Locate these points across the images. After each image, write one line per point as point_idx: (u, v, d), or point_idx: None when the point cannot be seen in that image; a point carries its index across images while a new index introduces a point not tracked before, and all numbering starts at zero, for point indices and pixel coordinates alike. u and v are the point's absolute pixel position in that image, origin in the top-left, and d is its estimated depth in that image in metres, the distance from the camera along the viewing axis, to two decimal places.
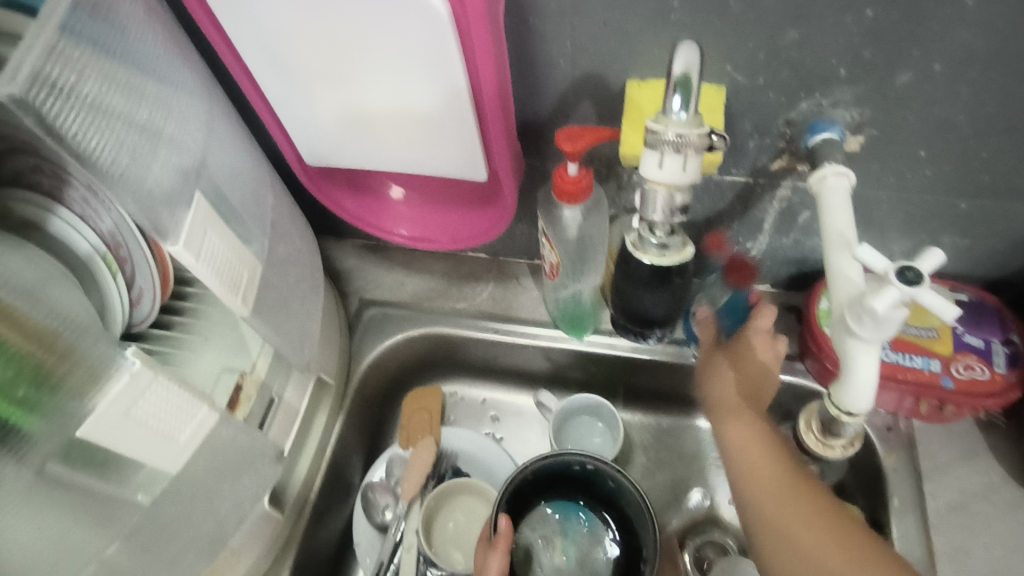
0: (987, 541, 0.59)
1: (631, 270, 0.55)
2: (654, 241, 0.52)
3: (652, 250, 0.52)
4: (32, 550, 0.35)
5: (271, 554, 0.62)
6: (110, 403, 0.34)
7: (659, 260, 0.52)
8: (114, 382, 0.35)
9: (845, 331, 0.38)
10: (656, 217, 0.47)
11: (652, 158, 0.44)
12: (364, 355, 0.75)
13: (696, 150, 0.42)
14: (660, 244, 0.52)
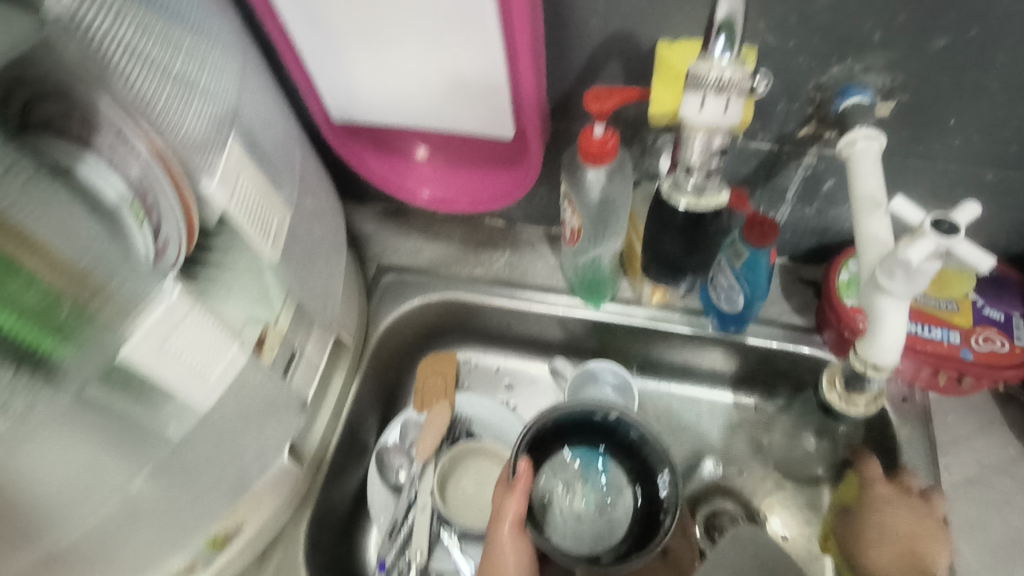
0: (1003, 513, 0.59)
1: (665, 215, 0.58)
2: (689, 186, 0.50)
3: (687, 195, 0.51)
4: (61, 471, 0.38)
5: (289, 507, 0.63)
6: (149, 330, 0.35)
7: (695, 204, 0.51)
8: (149, 312, 0.36)
9: (875, 286, 0.38)
10: (693, 160, 0.48)
11: (694, 101, 0.44)
12: (382, 319, 0.76)
13: (739, 92, 0.43)
14: (696, 188, 0.50)
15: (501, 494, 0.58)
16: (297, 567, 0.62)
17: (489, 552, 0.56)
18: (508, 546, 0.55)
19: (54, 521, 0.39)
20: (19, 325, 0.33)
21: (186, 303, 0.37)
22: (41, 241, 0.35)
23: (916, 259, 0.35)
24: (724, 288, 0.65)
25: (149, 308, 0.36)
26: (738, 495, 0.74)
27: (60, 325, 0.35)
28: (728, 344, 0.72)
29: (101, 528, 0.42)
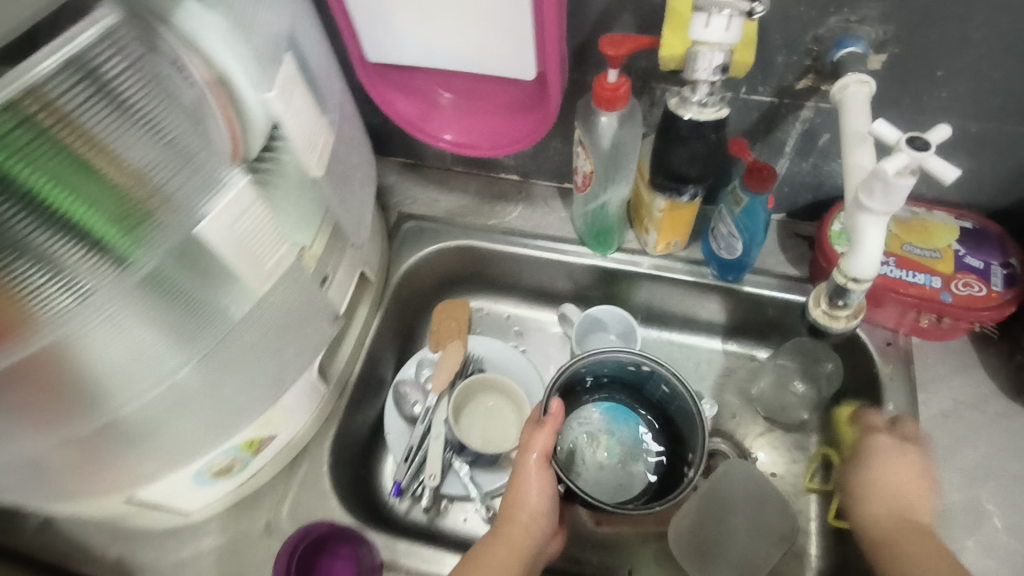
0: (976, 443, 0.64)
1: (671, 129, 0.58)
2: (695, 100, 0.56)
3: (692, 108, 0.56)
4: (118, 356, 0.42)
5: (315, 423, 0.69)
6: (222, 210, 0.41)
7: (698, 116, 0.56)
8: (221, 195, 0.41)
9: (857, 206, 0.43)
10: (699, 75, 0.52)
11: (700, 19, 0.49)
12: (402, 262, 0.81)
13: (740, 13, 0.49)
14: (700, 103, 0.56)
15: (529, 430, 0.63)
16: (323, 478, 0.68)
17: (518, 483, 0.61)
18: (538, 479, 0.61)
19: (108, 400, 0.44)
20: (89, 215, 0.36)
21: (250, 191, 0.42)
22: (114, 149, 0.37)
23: (894, 172, 0.39)
24: (724, 236, 0.70)
25: (222, 193, 0.41)
26: (731, 435, 0.79)
27: (126, 219, 0.38)
28: (726, 292, 0.77)
29: (156, 406, 0.47)
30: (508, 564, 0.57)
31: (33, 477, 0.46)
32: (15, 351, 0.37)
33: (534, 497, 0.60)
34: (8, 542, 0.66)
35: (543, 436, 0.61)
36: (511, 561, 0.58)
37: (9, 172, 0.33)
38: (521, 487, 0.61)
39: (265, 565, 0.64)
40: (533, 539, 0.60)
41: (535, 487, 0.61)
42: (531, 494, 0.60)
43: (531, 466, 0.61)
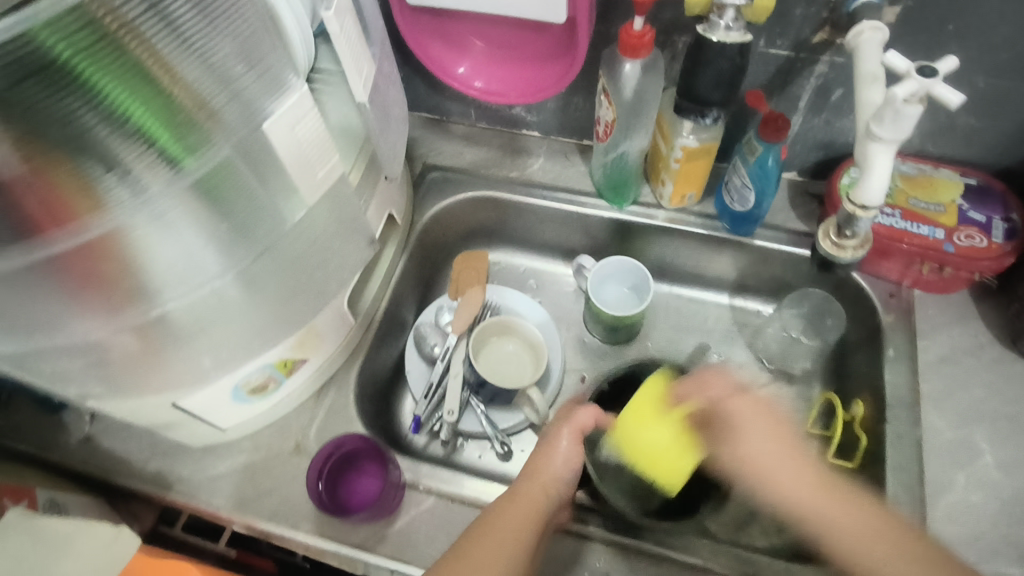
0: (970, 388, 0.68)
1: (701, 58, 0.59)
2: (722, 23, 0.57)
3: (719, 32, 0.57)
4: (166, 258, 0.45)
5: (343, 353, 0.72)
6: (288, 109, 0.45)
7: (725, 39, 0.57)
8: (287, 96, 0.45)
9: (868, 136, 0.47)
10: None
11: None
12: (426, 210, 0.84)
13: None
14: (727, 26, 0.57)
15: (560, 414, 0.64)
16: (349, 405, 0.72)
17: (542, 453, 0.61)
18: (562, 445, 0.61)
19: (156, 298, 0.47)
20: (143, 114, 0.39)
21: (311, 99, 0.47)
22: (167, 62, 0.38)
23: (904, 98, 0.44)
24: (737, 188, 0.73)
25: (285, 95, 0.45)
26: None
27: (178, 125, 0.41)
28: (737, 246, 0.80)
29: (205, 308, 0.50)
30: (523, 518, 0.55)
31: (99, 367, 0.50)
32: (73, 235, 0.40)
33: (554, 461, 0.60)
34: (53, 455, 0.70)
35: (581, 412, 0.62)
36: (525, 514, 0.55)
37: (74, 67, 0.35)
38: (546, 452, 0.61)
39: (294, 481, 0.67)
40: (549, 498, 0.58)
41: (557, 453, 0.61)
42: (553, 461, 0.60)
43: (556, 437, 0.61)
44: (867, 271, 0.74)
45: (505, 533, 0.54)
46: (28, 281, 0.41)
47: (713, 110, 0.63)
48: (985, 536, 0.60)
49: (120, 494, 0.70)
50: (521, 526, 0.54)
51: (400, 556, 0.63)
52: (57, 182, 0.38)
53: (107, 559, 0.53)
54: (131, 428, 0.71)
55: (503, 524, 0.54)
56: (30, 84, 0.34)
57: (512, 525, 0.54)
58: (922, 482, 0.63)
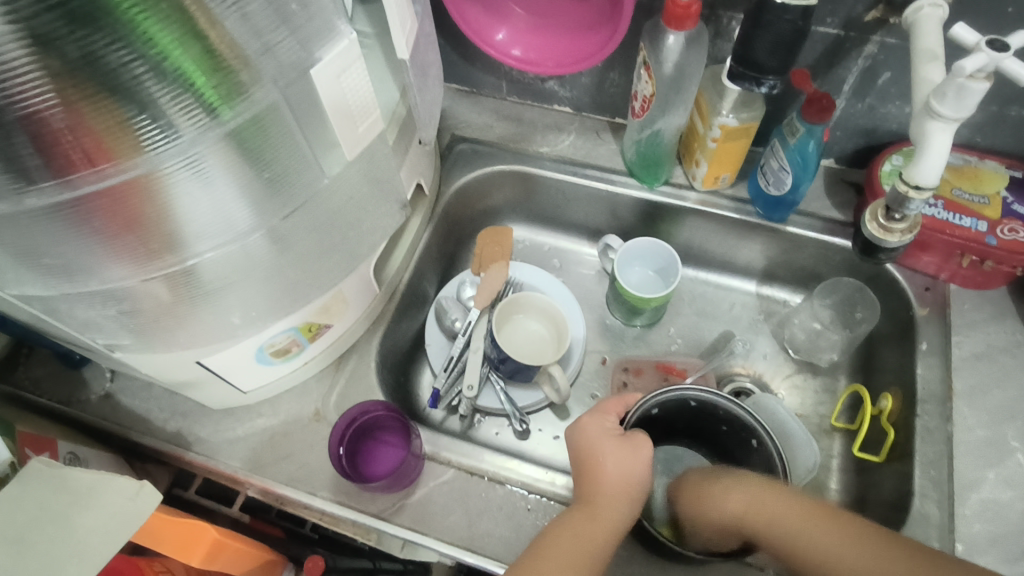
0: (1005, 385, 0.66)
1: (758, 25, 0.55)
2: None
3: None
4: (198, 209, 0.44)
5: (366, 321, 0.71)
6: (336, 56, 0.43)
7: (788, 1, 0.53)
8: (337, 42, 0.44)
9: (928, 113, 0.45)
10: None
11: None
12: (453, 182, 0.83)
13: None
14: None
15: (601, 427, 0.58)
16: (370, 374, 0.71)
17: (602, 463, 0.56)
18: (628, 453, 0.56)
19: (187, 248, 0.46)
20: (182, 57, 0.37)
21: (359, 47, 0.45)
22: (205, 4, 0.37)
23: (970, 73, 0.42)
24: (774, 170, 0.71)
25: (335, 40, 0.44)
26: (760, 374, 0.81)
27: (216, 72, 0.39)
28: (769, 232, 0.78)
29: (233, 264, 0.49)
30: (592, 527, 0.53)
31: (125, 318, 0.49)
32: (108, 174, 0.39)
33: (623, 469, 0.55)
34: (73, 409, 0.70)
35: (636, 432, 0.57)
36: (594, 528, 0.53)
37: (112, 2, 0.34)
38: (597, 458, 0.56)
39: (311, 448, 0.67)
40: (621, 508, 0.54)
41: (626, 465, 0.55)
42: (617, 472, 0.55)
43: (615, 447, 0.56)
44: (902, 264, 0.72)
45: (572, 546, 0.52)
46: (64, 221, 0.40)
47: (767, 79, 0.59)
48: (1014, 535, 0.59)
49: (137, 453, 0.70)
50: (592, 540, 0.52)
51: (416, 526, 0.62)
52: (92, 122, 0.37)
53: (124, 515, 0.49)
54: (152, 387, 0.71)
55: (565, 536, 0.52)
56: (67, 16, 0.33)
57: (579, 538, 0.52)
58: (951, 478, 0.61)
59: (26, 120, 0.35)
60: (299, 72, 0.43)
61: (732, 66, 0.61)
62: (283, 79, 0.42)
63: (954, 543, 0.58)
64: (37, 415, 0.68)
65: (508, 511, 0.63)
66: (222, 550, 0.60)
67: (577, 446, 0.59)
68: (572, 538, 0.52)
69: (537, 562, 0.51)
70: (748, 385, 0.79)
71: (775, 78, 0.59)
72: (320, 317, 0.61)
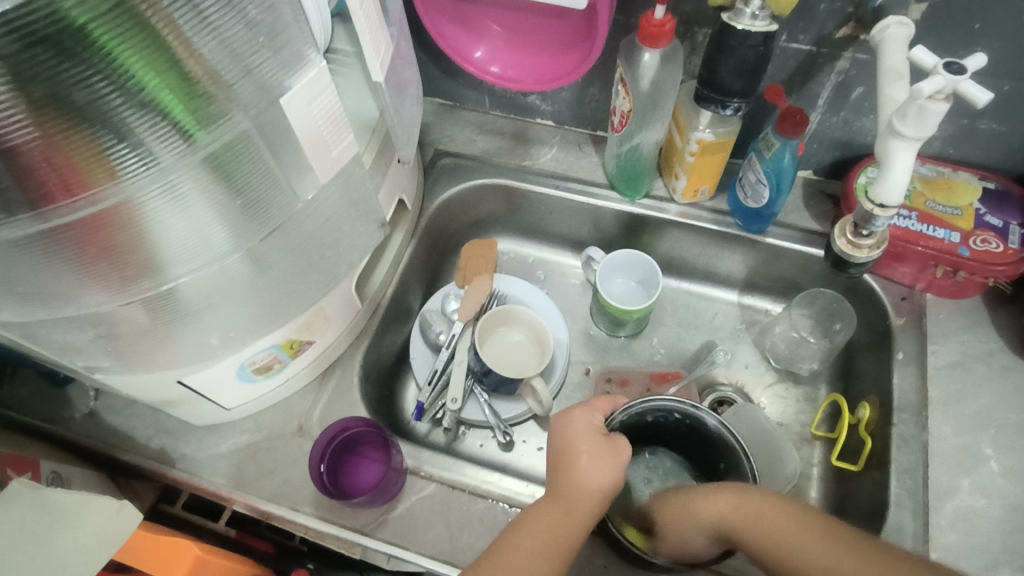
0: (979, 393, 0.67)
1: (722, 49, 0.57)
2: (748, 11, 0.55)
3: (744, 20, 0.55)
4: (175, 232, 0.44)
5: (349, 335, 0.72)
6: (304, 85, 0.44)
7: (750, 29, 0.55)
8: (309, 71, 0.45)
9: (890, 132, 0.46)
10: None
11: None
12: (436, 196, 0.83)
13: None
14: (752, 14, 0.55)
15: (585, 423, 0.60)
16: (353, 388, 0.71)
17: (577, 459, 0.57)
18: (604, 454, 0.57)
19: (166, 270, 0.46)
20: (157, 85, 0.38)
21: (329, 75, 0.46)
22: (183, 32, 0.38)
23: (929, 95, 0.42)
24: (752, 183, 0.72)
25: (304, 69, 0.44)
26: (741, 384, 0.81)
27: (192, 99, 0.40)
28: (748, 243, 0.79)
29: (212, 287, 0.50)
30: (563, 524, 0.54)
31: (105, 340, 0.50)
32: (82, 205, 0.40)
33: (595, 474, 0.56)
34: (57, 427, 0.70)
35: (619, 437, 0.58)
36: (564, 525, 0.54)
37: (87, 35, 0.34)
38: (573, 453, 0.57)
39: (294, 463, 0.67)
40: (591, 508, 0.55)
41: (602, 465, 0.56)
42: (589, 468, 0.56)
43: (596, 446, 0.57)
44: (878, 274, 0.73)
45: (541, 540, 0.53)
46: (42, 249, 0.41)
47: (732, 100, 0.61)
48: (990, 543, 0.59)
49: (123, 470, 0.70)
50: (563, 534, 0.53)
51: (399, 541, 0.63)
52: (69, 153, 0.37)
53: (105, 535, 0.50)
54: (135, 404, 0.71)
55: (537, 530, 0.54)
56: (47, 49, 0.34)
57: (550, 532, 0.53)
58: (926, 487, 0.62)
59: (5, 152, 0.35)
60: (271, 100, 0.43)
61: (699, 89, 0.63)
62: (254, 108, 0.43)
63: (929, 552, 0.59)
64: (21, 434, 0.69)
65: (489, 525, 0.64)
66: (205, 566, 0.58)
67: (560, 437, 0.60)
68: (542, 532, 0.53)
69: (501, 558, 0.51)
70: (731, 394, 0.80)
71: (738, 100, 0.61)
72: (301, 332, 0.62)
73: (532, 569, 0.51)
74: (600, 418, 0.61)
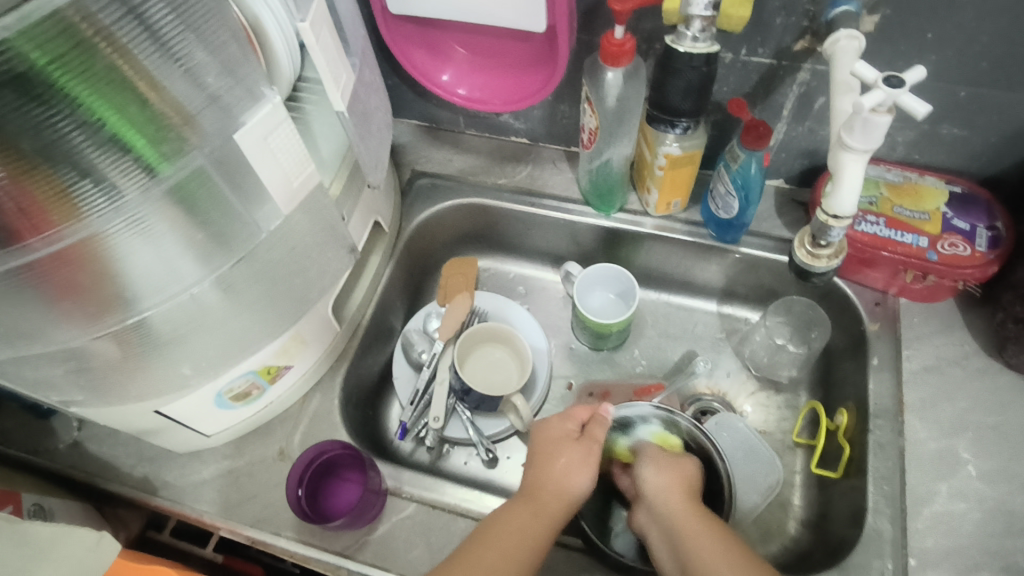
0: (954, 396, 0.67)
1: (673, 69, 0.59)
2: (689, 34, 0.57)
3: (686, 42, 0.58)
4: (143, 264, 0.45)
5: (329, 358, 0.73)
6: (260, 118, 0.45)
7: (692, 51, 0.58)
8: (265, 105, 0.46)
9: (840, 145, 0.48)
10: (697, 7, 0.55)
11: None
12: (414, 216, 0.84)
13: None
14: (693, 37, 0.57)
15: (561, 430, 0.62)
16: (334, 411, 0.72)
17: (554, 463, 0.59)
18: (580, 455, 0.59)
19: (136, 301, 0.47)
20: (118, 120, 0.39)
21: (285, 109, 0.47)
22: (143, 67, 0.39)
23: (871, 109, 0.45)
24: (722, 195, 0.73)
25: (258, 104, 0.45)
26: (723, 392, 0.82)
27: (155, 133, 0.41)
28: (723, 253, 0.79)
29: (182, 319, 0.51)
30: (531, 525, 0.55)
31: (81, 372, 0.51)
32: (51, 241, 0.40)
33: (569, 473, 0.58)
34: (42, 459, 0.71)
35: (594, 436, 0.61)
36: (535, 525, 0.55)
37: (49, 76, 0.36)
38: (551, 457, 0.59)
39: (276, 488, 0.68)
40: (560, 510, 0.57)
41: (577, 467, 0.59)
42: (564, 473, 0.58)
43: (571, 452, 0.60)
44: (851, 280, 0.74)
45: (513, 540, 0.54)
46: (8, 288, 0.41)
47: (684, 116, 0.63)
48: (968, 547, 0.59)
49: (107, 499, 0.71)
50: (535, 536, 0.54)
51: (380, 563, 0.63)
52: (34, 192, 0.38)
53: (83, 565, 0.53)
54: (119, 433, 0.72)
55: (509, 531, 0.54)
56: (9, 93, 0.35)
57: (522, 532, 0.54)
58: (903, 492, 0.62)
59: None
60: (227, 135, 0.44)
61: (652, 110, 0.66)
62: (215, 141, 0.44)
63: (907, 558, 0.59)
64: (6, 467, 0.69)
65: None
66: None
67: (537, 442, 0.62)
68: (514, 534, 0.54)
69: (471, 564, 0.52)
70: (715, 404, 0.80)
71: (689, 117, 0.64)
72: (277, 358, 0.63)
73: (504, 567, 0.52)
74: (575, 426, 0.63)
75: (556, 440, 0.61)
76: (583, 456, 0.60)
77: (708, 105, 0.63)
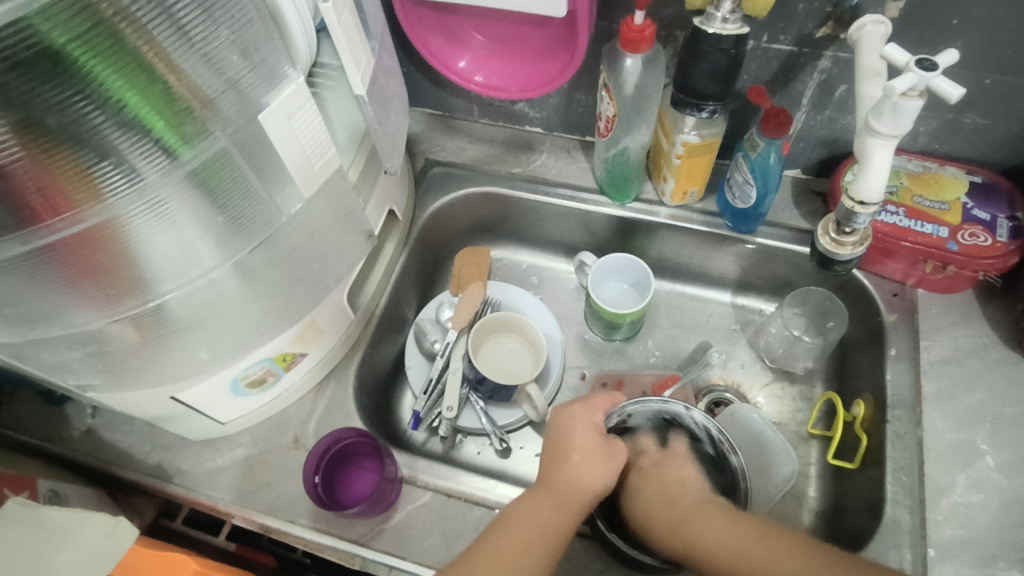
0: (972, 386, 0.67)
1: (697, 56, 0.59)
2: (720, 14, 0.57)
3: (716, 24, 0.58)
4: (163, 247, 0.45)
5: (343, 346, 0.72)
6: (283, 100, 0.45)
7: (722, 32, 0.57)
8: (287, 86, 0.45)
9: (868, 129, 0.48)
10: None
11: None
12: (428, 204, 0.84)
13: None
14: (723, 18, 0.57)
15: (582, 419, 0.62)
16: (348, 400, 0.72)
17: (570, 457, 0.58)
18: (599, 456, 0.59)
19: (155, 284, 0.47)
20: (140, 103, 0.39)
21: (308, 90, 0.47)
22: (164, 50, 0.38)
23: (902, 92, 0.44)
24: (739, 183, 0.72)
25: (281, 86, 0.45)
26: (737, 384, 0.81)
27: (174, 115, 0.41)
28: (739, 243, 0.79)
29: (200, 304, 0.50)
30: (551, 518, 0.55)
31: (100, 357, 0.51)
32: (73, 223, 0.40)
33: (587, 471, 0.58)
34: (56, 445, 0.71)
35: (614, 440, 0.61)
36: (552, 518, 0.55)
37: (71, 58, 0.35)
38: (565, 453, 0.59)
39: (290, 476, 0.67)
40: (579, 504, 0.56)
41: (592, 467, 0.58)
42: (579, 468, 0.58)
43: (591, 446, 0.59)
44: (869, 271, 0.73)
45: (532, 534, 0.53)
46: (27, 270, 0.41)
47: (710, 102, 0.63)
48: (986, 538, 0.59)
49: (121, 486, 0.71)
50: (554, 530, 0.54)
51: (395, 551, 0.63)
52: (55, 174, 0.38)
53: (100, 551, 0.52)
54: (133, 420, 0.72)
55: (528, 525, 0.54)
56: (31, 72, 0.34)
57: (542, 527, 0.54)
58: (921, 483, 0.62)
59: None
60: (248, 118, 0.44)
61: (674, 94, 0.65)
62: (233, 125, 0.44)
63: (926, 548, 0.59)
64: (20, 454, 0.69)
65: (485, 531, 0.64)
66: None
67: (557, 429, 0.61)
68: (531, 526, 0.54)
69: (486, 557, 0.52)
70: (729, 396, 0.80)
71: (714, 103, 0.63)
72: (294, 344, 0.62)
73: (521, 561, 0.52)
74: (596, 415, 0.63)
75: (573, 428, 0.61)
76: (594, 457, 0.59)
77: (731, 90, 0.63)
